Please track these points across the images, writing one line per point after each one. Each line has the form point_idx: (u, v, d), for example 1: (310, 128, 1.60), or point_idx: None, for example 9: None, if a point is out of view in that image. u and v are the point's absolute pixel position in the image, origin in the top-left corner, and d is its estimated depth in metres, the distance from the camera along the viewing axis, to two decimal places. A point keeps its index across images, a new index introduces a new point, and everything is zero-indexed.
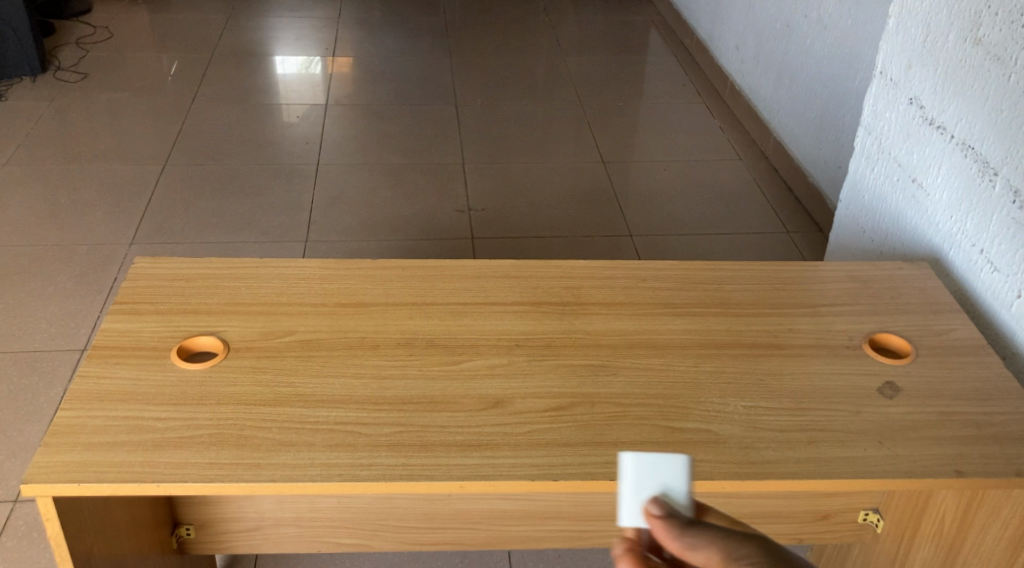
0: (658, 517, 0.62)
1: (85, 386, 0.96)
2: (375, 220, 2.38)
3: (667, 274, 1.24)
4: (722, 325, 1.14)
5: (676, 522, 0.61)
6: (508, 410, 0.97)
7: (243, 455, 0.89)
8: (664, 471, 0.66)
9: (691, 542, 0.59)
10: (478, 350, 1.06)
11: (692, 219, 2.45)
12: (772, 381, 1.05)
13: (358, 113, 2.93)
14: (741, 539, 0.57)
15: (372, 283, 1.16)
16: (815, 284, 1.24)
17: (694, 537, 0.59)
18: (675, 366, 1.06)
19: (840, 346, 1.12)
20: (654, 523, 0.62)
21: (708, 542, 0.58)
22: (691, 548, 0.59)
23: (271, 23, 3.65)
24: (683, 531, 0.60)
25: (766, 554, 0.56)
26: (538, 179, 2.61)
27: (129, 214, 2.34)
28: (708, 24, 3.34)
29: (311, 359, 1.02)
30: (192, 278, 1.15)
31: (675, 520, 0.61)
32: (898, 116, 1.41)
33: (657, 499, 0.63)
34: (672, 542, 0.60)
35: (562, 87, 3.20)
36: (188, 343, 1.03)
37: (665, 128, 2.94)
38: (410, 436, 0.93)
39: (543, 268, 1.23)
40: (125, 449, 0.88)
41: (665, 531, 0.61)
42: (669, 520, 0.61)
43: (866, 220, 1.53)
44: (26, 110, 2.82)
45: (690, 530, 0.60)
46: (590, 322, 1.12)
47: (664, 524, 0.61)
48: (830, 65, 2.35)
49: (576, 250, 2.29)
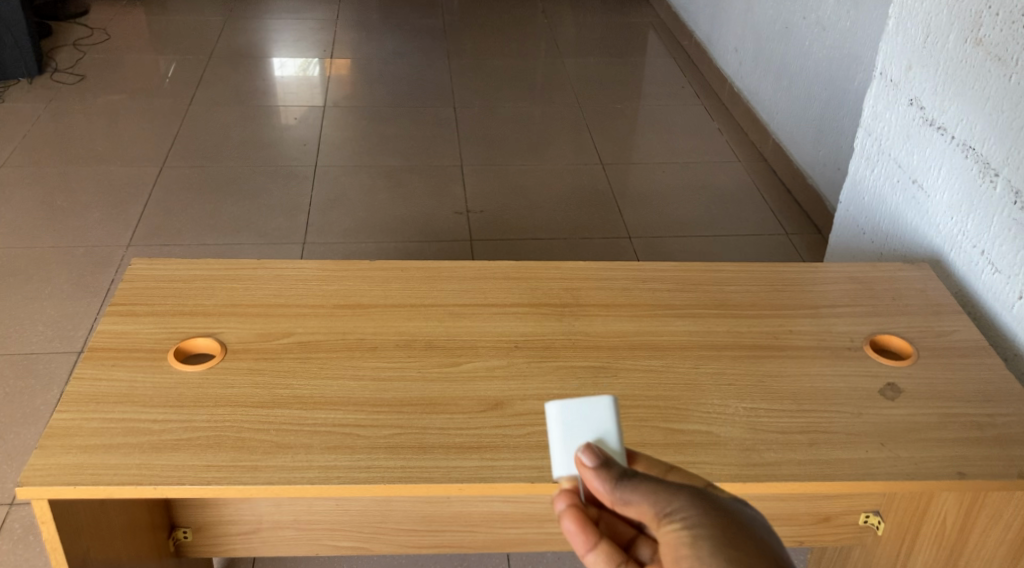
0: (594, 469, 0.58)
1: (81, 389, 0.95)
2: (373, 222, 2.37)
3: (666, 275, 1.23)
4: (722, 326, 1.13)
5: (612, 472, 0.58)
6: (507, 412, 0.96)
7: (241, 457, 0.88)
8: (595, 416, 0.62)
9: (629, 494, 0.58)
10: (477, 352, 1.05)
11: (691, 221, 2.45)
12: (773, 383, 1.05)
13: (356, 115, 2.93)
14: (675, 490, 0.58)
15: (371, 285, 1.16)
16: (816, 285, 1.23)
17: (631, 488, 0.58)
18: (675, 368, 1.06)
19: (841, 348, 1.11)
20: (587, 474, 0.59)
21: (649, 497, 0.57)
22: (630, 502, 0.58)
23: (269, 25, 3.65)
24: (621, 483, 0.58)
25: (704, 510, 0.57)
26: (537, 181, 2.61)
27: (126, 216, 2.33)
28: (706, 26, 3.34)
29: (309, 361, 1.02)
30: (189, 279, 1.14)
31: (611, 469, 0.59)
32: (898, 117, 1.40)
33: (591, 447, 0.59)
34: (608, 493, 0.58)
35: (560, 89, 3.20)
36: (185, 345, 1.02)
37: (664, 130, 2.94)
38: (409, 438, 0.92)
39: (542, 269, 1.22)
40: (120, 451, 0.87)
41: (601, 482, 0.58)
42: (605, 471, 0.58)
43: (866, 221, 1.53)
44: (22, 112, 2.81)
45: (627, 481, 0.58)
46: (589, 323, 1.12)
47: (599, 475, 0.58)
48: (828, 67, 2.35)
49: (575, 252, 2.29)
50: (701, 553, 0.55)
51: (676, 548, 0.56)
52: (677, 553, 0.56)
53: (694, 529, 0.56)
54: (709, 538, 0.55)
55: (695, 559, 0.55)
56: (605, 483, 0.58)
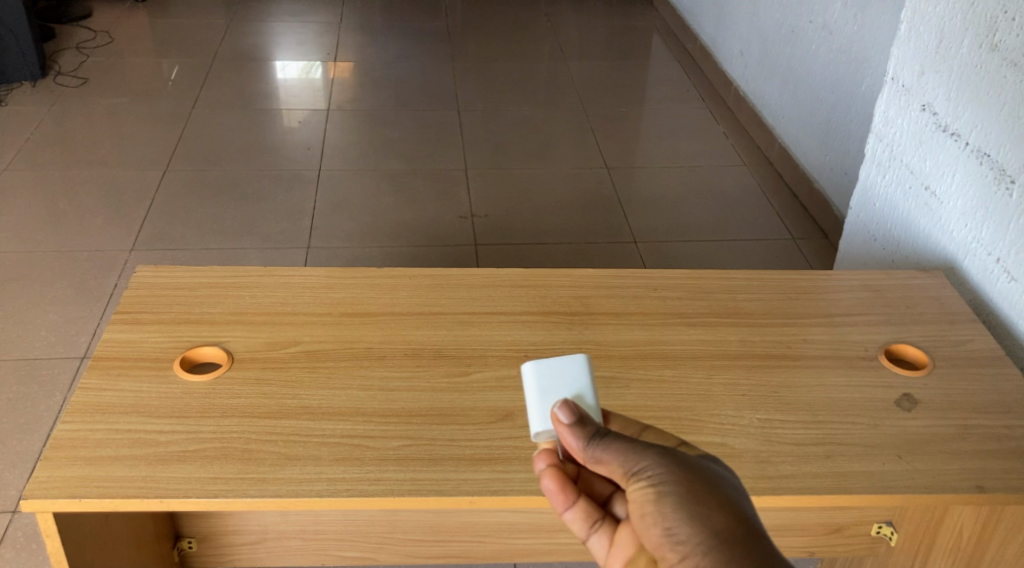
0: (568, 425, 0.62)
1: (86, 399, 0.93)
2: (377, 226, 2.36)
3: (677, 282, 1.22)
4: (735, 335, 1.12)
5: (585, 430, 0.62)
6: (518, 422, 0.95)
7: (248, 469, 0.87)
8: (570, 375, 0.68)
9: (600, 452, 0.61)
10: (487, 361, 1.04)
11: (698, 226, 2.43)
12: (787, 393, 1.03)
13: (360, 119, 2.91)
14: (646, 449, 0.61)
15: (378, 292, 1.14)
16: (828, 293, 1.22)
17: (603, 446, 0.61)
18: (688, 378, 1.04)
19: (856, 357, 1.10)
20: (562, 430, 0.63)
21: (618, 455, 0.60)
22: (603, 460, 0.61)
23: (273, 28, 3.64)
24: (593, 440, 0.62)
25: (672, 468, 0.59)
26: (542, 185, 2.59)
27: (129, 221, 2.31)
28: (711, 29, 3.32)
29: (317, 371, 1.00)
30: (195, 287, 1.12)
31: (585, 427, 0.62)
32: (910, 123, 1.39)
33: (567, 404, 0.63)
34: (581, 449, 0.62)
35: (564, 93, 3.19)
36: (191, 354, 1.01)
37: (668, 134, 2.92)
38: (418, 449, 0.91)
39: (551, 276, 1.21)
40: (126, 463, 0.86)
41: (575, 438, 0.62)
42: (578, 428, 0.62)
43: (877, 228, 1.51)
44: (25, 116, 2.80)
45: (599, 439, 0.61)
46: (600, 332, 1.10)
47: (573, 432, 0.62)
48: (835, 71, 2.34)
49: (580, 257, 2.27)
50: (665, 509, 0.57)
51: (642, 504, 0.59)
52: (644, 509, 0.58)
53: (660, 487, 0.58)
54: (673, 495, 0.57)
55: (659, 515, 0.57)
56: (577, 439, 0.62)
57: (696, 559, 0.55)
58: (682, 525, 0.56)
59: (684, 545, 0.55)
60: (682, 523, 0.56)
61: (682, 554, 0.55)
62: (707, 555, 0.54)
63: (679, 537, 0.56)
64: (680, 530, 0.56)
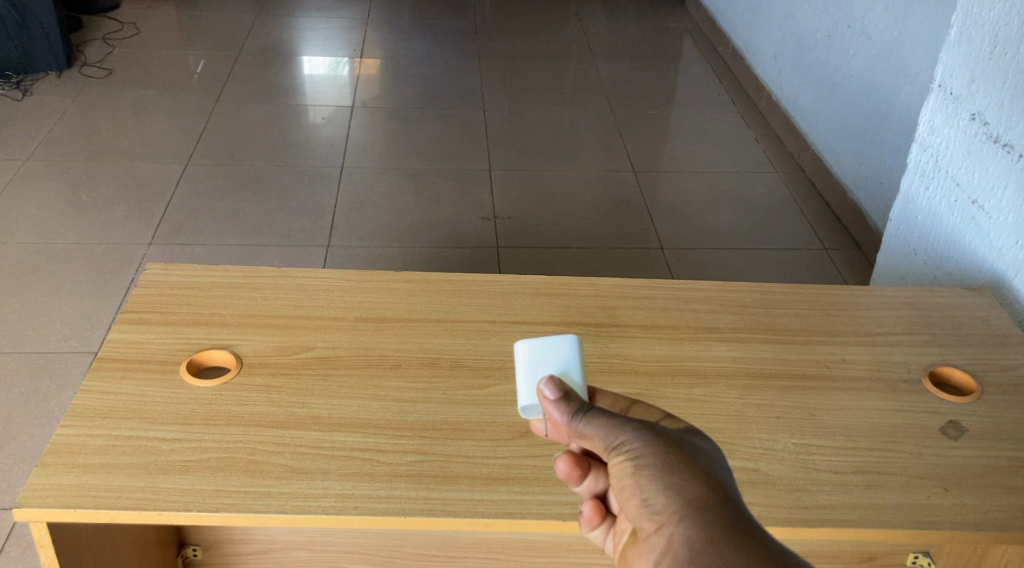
0: (553, 401, 0.62)
1: (87, 402, 0.89)
2: (398, 225, 2.32)
3: (709, 295, 1.16)
4: (769, 352, 1.06)
5: (569, 405, 0.62)
6: (537, 441, 0.90)
7: (253, 482, 0.82)
8: (559, 354, 0.68)
9: (583, 426, 0.61)
10: (505, 374, 0.98)
11: (726, 233, 2.37)
12: (823, 418, 0.97)
13: (384, 116, 2.88)
14: (627, 423, 0.60)
15: (396, 298, 1.09)
16: (868, 310, 1.15)
17: (585, 421, 0.61)
18: (719, 398, 0.99)
19: (897, 380, 1.03)
20: (547, 406, 0.63)
21: (600, 430, 0.60)
22: (585, 435, 0.61)
23: (300, 23, 3.61)
24: (577, 415, 0.61)
25: (649, 440, 0.58)
26: (568, 188, 2.54)
27: (150, 213, 2.29)
28: (744, 32, 3.25)
29: (329, 378, 0.95)
30: (205, 287, 1.07)
31: (570, 403, 0.62)
32: (958, 133, 1.32)
33: (551, 380, 0.63)
34: (566, 424, 0.62)
35: (592, 94, 3.13)
36: (198, 357, 0.96)
37: (698, 138, 2.86)
38: (432, 466, 0.86)
39: (576, 285, 1.15)
40: (125, 473, 0.81)
41: (559, 413, 0.62)
42: (563, 404, 0.62)
43: (918, 242, 1.45)
44: (50, 105, 2.79)
45: (582, 415, 0.61)
46: (627, 345, 1.05)
47: (557, 407, 0.62)
48: (873, 77, 2.27)
49: (604, 262, 2.22)
50: (643, 481, 0.57)
51: (621, 478, 0.58)
52: (622, 483, 0.58)
53: (638, 460, 0.57)
54: (651, 468, 0.57)
55: (638, 488, 0.57)
56: (561, 415, 0.62)
57: (670, 527, 0.54)
58: (659, 495, 0.56)
59: (659, 515, 0.55)
60: (658, 493, 0.56)
61: (658, 524, 0.55)
62: (681, 525, 0.54)
63: (656, 507, 0.55)
64: (656, 501, 0.55)
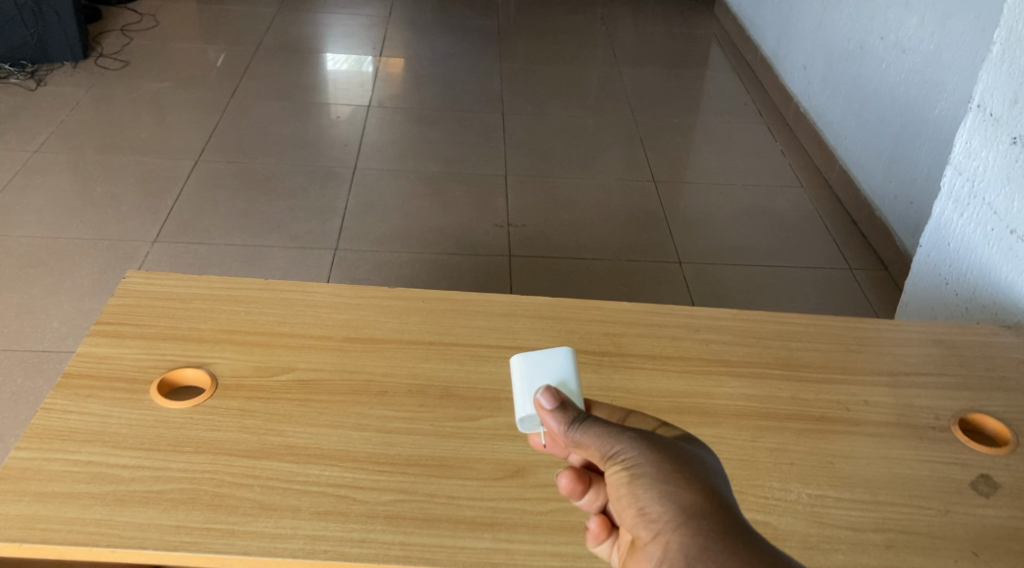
0: (551, 411, 0.68)
1: (48, 422, 0.83)
2: (409, 231, 2.25)
3: (723, 324, 1.08)
4: (785, 391, 0.98)
5: (567, 415, 0.68)
6: (529, 482, 0.83)
7: (217, 519, 0.76)
8: (554, 368, 0.73)
9: (581, 436, 0.66)
10: (499, 405, 0.91)
11: (748, 249, 2.28)
12: (841, 466, 0.90)
13: (401, 117, 2.82)
14: (622, 433, 0.65)
15: (388, 316, 1.02)
16: (894, 347, 1.07)
17: (582, 431, 0.66)
18: (728, 441, 0.91)
19: (924, 427, 0.95)
20: (545, 415, 0.69)
21: (597, 440, 0.65)
22: (583, 444, 0.66)
23: (320, 19, 3.56)
24: (573, 424, 0.67)
25: (643, 448, 0.64)
26: (585, 196, 2.46)
27: (158, 210, 2.25)
28: (774, 40, 3.16)
29: (308, 404, 0.89)
30: (185, 298, 1.01)
31: (566, 412, 0.68)
32: (997, 157, 1.23)
33: (549, 391, 0.69)
34: (564, 433, 0.67)
35: (614, 100, 3.06)
36: (172, 375, 0.90)
37: (721, 149, 2.77)
38: (413, 507, 0.80)
39: (582, 307, 1.08)
40: (79, 503, 0.75)
41: (556, 422, 0.68)
42: (560, 413, 0.68)
43: (950, 270, 1.36)
44: (64, 96, 2.75)
45: (579, 424, 0.67)
46: (633, 378, 0.97)
47: (554, 417, 0.68)
48: (907, 92, 2.17)
49: (619, 276, 2.14)
50: (638, 490, 0.63)
51: (618, 486, 0.64)
52: (619, 491, 0.64)
53: (634, 469, 0.63)
54: (645, 477, 0.63)
55: (634, 497, 0.63)
56: (559, 424, 0.67)
57: (665, 534, 0.60)
58: (653, 503, 0.62)
59: (655, 524, 0.61)
60: (653, 502, 0.62)
61: (654, 531, 0.61)
62: (675, 532, 0.60)
63: (651, 516, 0.61)
64: (652, 509, 0.61)
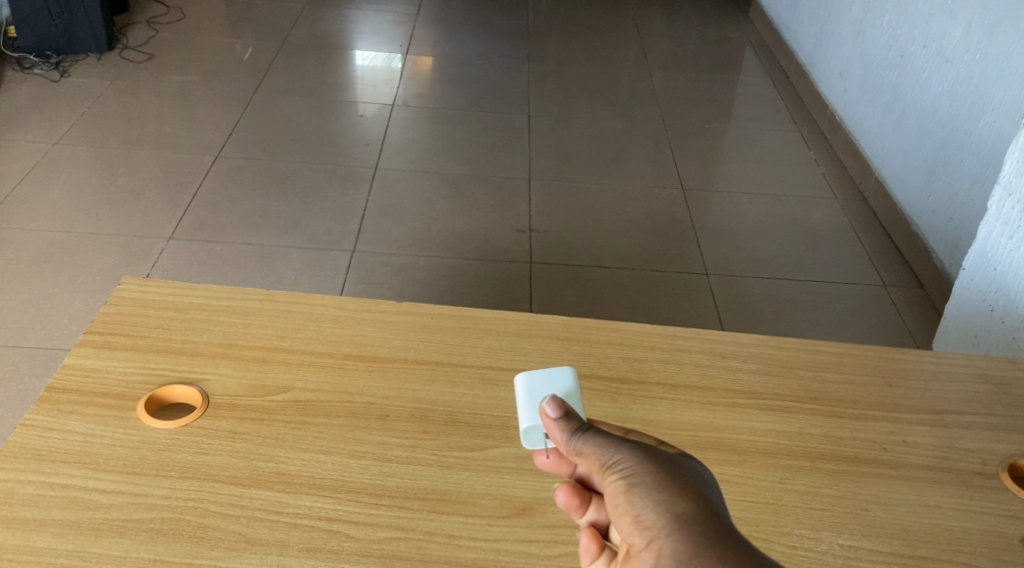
0: (555, 420, 0.65)
1: (28, 441, 0.79)
2: (429, 234, 2.19)
3: (751, 351, 1.01)
4: (817, 428, 0.91)
5: (570, 424, 0.64)
6: (536, 522, 0.77)
7: (198, 553, 0.71)
8: (557, 376, 0.71)
9: (581, 445, 0.63)
10: (507, 435, 0.85)
11: (780, 261, 2.20)
12: (877, 514, 0.83)
13: (426, 116, 2.77)
14: (620, 442, 0.63)
15: (394, 333, 0.96)
16: (936, 382, 0.99)
17: (582, 440, 0.63)
18: (754, 480, 0.85)
19: (969, 473, 0.88)
20: (549, 423, 0.65)
21: (596, 448, 0.63)
22: (584, 454, 0.63)
23: (348, 16, 3.52)
24: (577, 433, 0.64)
25: (641, 455, 0.62)
26: (610, 202, 2.40)
27: (175, 206, 2.22)
28: (811, 46, 3.06)
29: (304, 428, 0.83)
30: (181, 309, 0.95)
31: (570, 421, 0.65)
32: None
33: (554, 398, 0.65)
34: (565, 442, 0.64)
35: (643, 104, 2.98)
36: (162, 393, 0.85)
37: (753, 156, 2.69)
38: (408, 546, 0.74)
39: (600, 328, 1.01)
40: (51, 531, 0.71)
41: (560, 431, 0.65)
42: (564, 423, 0.65)
43: (997, 296, 1.27)
44: (86, 88, 2.73)
45: (581, 434, 0.64)
46: (652, 408, 0.91)
47: (559, 426, 0.65)
48: (950, 102, 2.07)
49: (644, 286, 2.07)
50: (634, 498, 0.60)
51: (614, 496, 0.61)
52: (615, 500, 0.61)
53: (631, 478, 0.61)
54: (642, 485, 0.60)
55: (630, 505, 0.60)
56: (561, 433, 0.64)
57: (659, 541, 0.58)
58: (649, 511, 0.59)
59: (649, 531, 0.59)
60: (648, 510, 0.59)
61: (648, 539, 0.59)
62: (670, 540, 0.58)
63: (646, 523, 0.59)
64: (647, 518, 0.59)
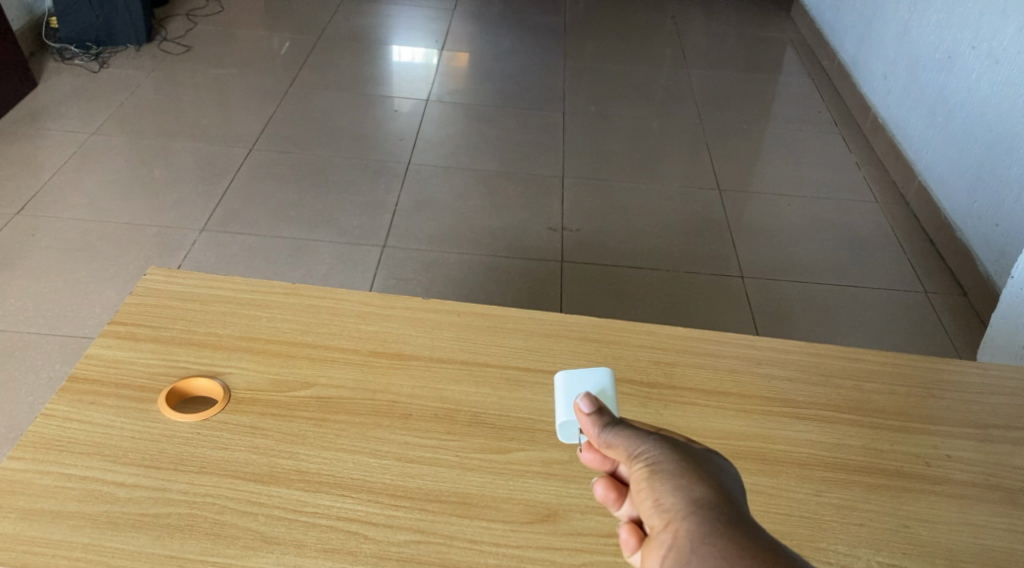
0: (587, 414, 0.63)
1: (48, 431, 0.78)
2: (460, 231, 2.18)
3: (788, 357, 0.97)
4: (857, 440, 0.87)
5: (603, 418, 0.63)
6: (560, 530, 0.75)
7: (215, 550, 0.70)
8: (595, 372, 0.69)
9: (610, 437, 0.61)
10: (533, 437, 0.83)
11: (818, 266, 2.14)
12: (919, 532, 0.79)
13: (459, 112, 2.75)
14: (649, 435, 0.61)
15: (419, 330, 0.94)
16: (984, 396, 0.95)
17: (612, 432, 0.61)
18: (789, 493, 0.81)
19: (1017, 491, 0.84)
20: (582, 419, 0.64)
21: (623, 438, 0.61)
22: (611, 444, 0.61)
23: (385, 10, 3.52)
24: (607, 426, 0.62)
25: (666, 445, 0.59)
26: (644, 202, 2.36)
27: (208, 198, 2.22)
28: (854, 45, 2.99)
29: (325, 426, 0.82)
30: (205, 301, 0.94)
31: (603, 416, 0.63)
32: None
33: (588, 394, 0.64)
34: (595, 435, 0.62)
35: (680, 102, 2.93)
36: (183, 386, 0.83)
37: (792, 158, 2.63)
38: (427, 550, 0.72)
39: (631, 330, 0.98)
40: (67, 524, 0.71)
41: (591, 425, 0.63)
42: (596, 417, 0.63)
43: None
44: (125, 80, 2.75)
45: (611, 426, 0.62)
46: (683, 414, 0.88)
47: (590, 419, 0.63)
48: (999, 105, 2.00)
49: (677, 288, 2.03)
50: (656, 483, 0.57)
51: (637, 484, 0.58)
52: (637, 486, 0.58)
53: (656, 465, 0.58)
54: (665, 471, 0.57)
55: (652, 491, 0.57)
56: (592, 425, 0.62)
57: (677, 523, 0.54)
58: (670, 495, 0.56)
59: (668, 513, 0.55)
60: (669, 494, 0.56)
61: (666, 521, 0.55)
62: (687, 521, 0.54)
63: (666, 506, 0.56)
64: (667, 502, 0.56)
